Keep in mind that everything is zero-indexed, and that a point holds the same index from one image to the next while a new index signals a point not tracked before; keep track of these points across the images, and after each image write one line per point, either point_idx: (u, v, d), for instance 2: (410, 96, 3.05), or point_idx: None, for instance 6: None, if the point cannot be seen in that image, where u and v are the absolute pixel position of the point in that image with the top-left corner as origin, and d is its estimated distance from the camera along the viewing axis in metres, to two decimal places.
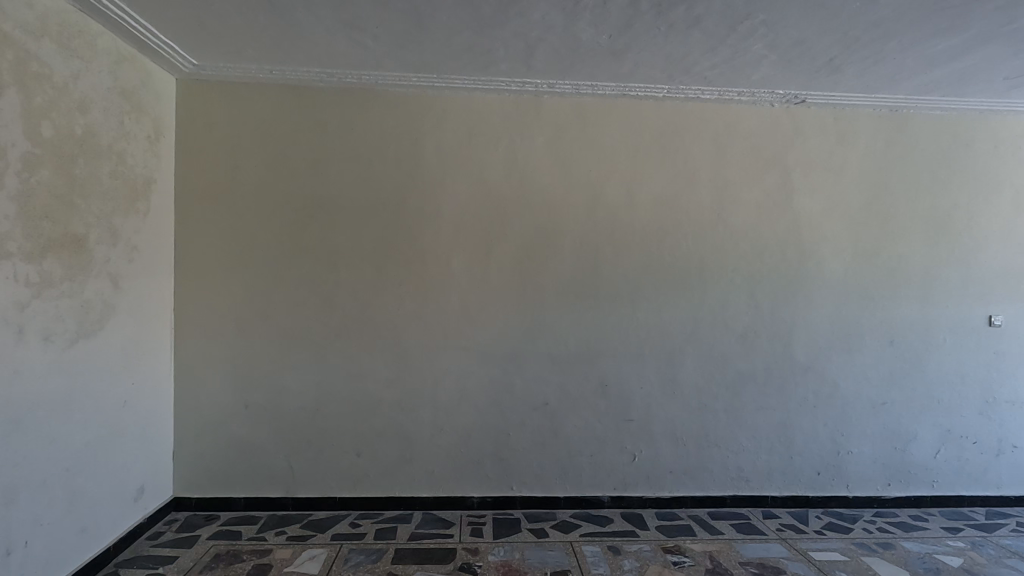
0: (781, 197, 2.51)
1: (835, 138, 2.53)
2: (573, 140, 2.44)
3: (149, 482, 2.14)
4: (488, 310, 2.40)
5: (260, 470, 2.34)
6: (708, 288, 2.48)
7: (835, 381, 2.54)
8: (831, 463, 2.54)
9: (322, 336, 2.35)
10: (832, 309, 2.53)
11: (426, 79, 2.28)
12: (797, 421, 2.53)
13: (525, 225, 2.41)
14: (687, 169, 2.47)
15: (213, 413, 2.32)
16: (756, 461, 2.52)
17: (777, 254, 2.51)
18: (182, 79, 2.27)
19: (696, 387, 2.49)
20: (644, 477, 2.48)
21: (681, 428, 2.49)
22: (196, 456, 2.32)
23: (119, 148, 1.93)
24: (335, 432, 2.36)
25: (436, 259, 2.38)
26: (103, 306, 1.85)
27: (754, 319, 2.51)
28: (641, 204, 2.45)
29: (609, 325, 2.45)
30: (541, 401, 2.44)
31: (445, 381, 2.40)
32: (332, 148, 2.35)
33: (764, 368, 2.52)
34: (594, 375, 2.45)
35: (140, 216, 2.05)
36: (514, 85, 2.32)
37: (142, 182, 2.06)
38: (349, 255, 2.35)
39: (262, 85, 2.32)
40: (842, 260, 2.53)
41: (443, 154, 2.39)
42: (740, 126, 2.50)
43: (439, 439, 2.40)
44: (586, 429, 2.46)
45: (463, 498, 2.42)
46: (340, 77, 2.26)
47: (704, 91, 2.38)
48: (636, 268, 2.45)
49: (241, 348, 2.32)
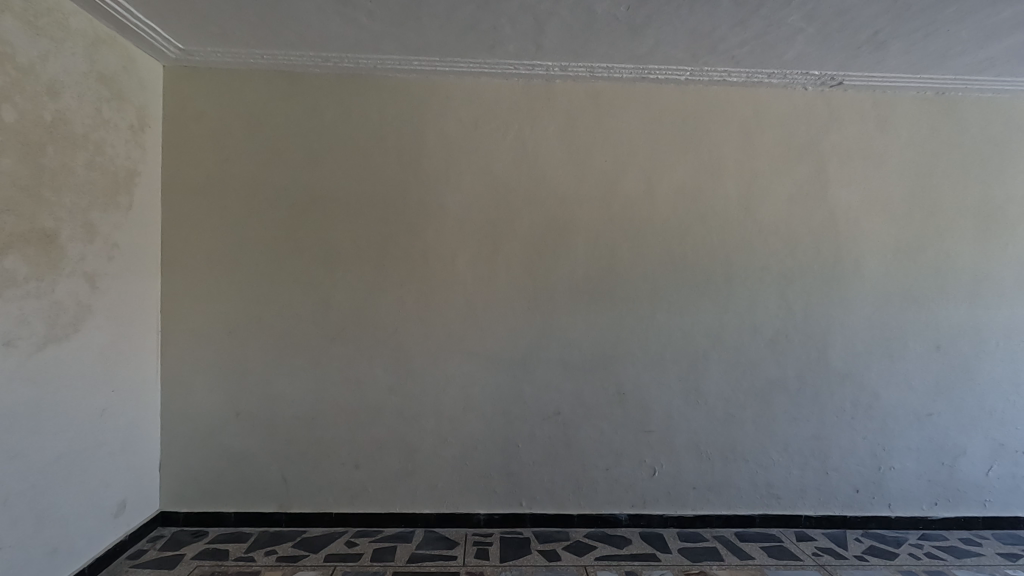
0: (815, 189, 2.30)
1: (875, 124, 2.31)
2: (587, 128, 2.25)
3: (133, 496, 2.00)
4: (496, 312, 2.23)
5: (252, 483, 2.19)
6: (735, 288, 2.28)
7: (875, 390, 2.32)
8: (871, 480, 2.32)
9: (318, 340, 2.20)
10: (871, 312, 2.31)
11: (428, 62, 2.11)
12: (833, 433, 2.31)
13: (536, 221, 2.23)
14: (712, 159, 2.28)
15: (202, 423, 2.17)
16: (788, 477, 2.31)
17: (811, 250, 2.30)
18: (169, 66, 2.14)
19: (722, 395, 2.29)
20: (665, 493, 2.29)
21: (706, 440, 2.29)
22: (184, 468, 2.18)
23: (98, 138, 1.79)
24: (330, 442, 2.21)
25: (440, 256, 2.21)
26: (78, 307, 1.72)
27: (785, 321, 2.30)
28: (662, 197, 2.26)
29: (627, 328, 2.26)
30: (553, 410, 2.25)
31: (449, 389, 2.23)
32: (328, 138, 2.19)
33: (797, 376, 2.30)
34: (611, 382, 2.26)
35: (122, 211, 1.92)
36: (523, 68, 2.14)
37: (124, 175, 1.93)
38: (346, 254, 2.19)
39: (255, 72, 2.17)
40: (883, 257, 2.31)
41: (446, 144, 2.22)
42: (769, 112, 2.29)
43: (443, 451, 2.24)
44: (602, 441, 2.27)
45: (469, 515, 2.24)
46: (337, 61, 2.10)
47: (731, 72, 2.18)
48: (656, 266, 2.26)
49: (232, 352, 2.18)
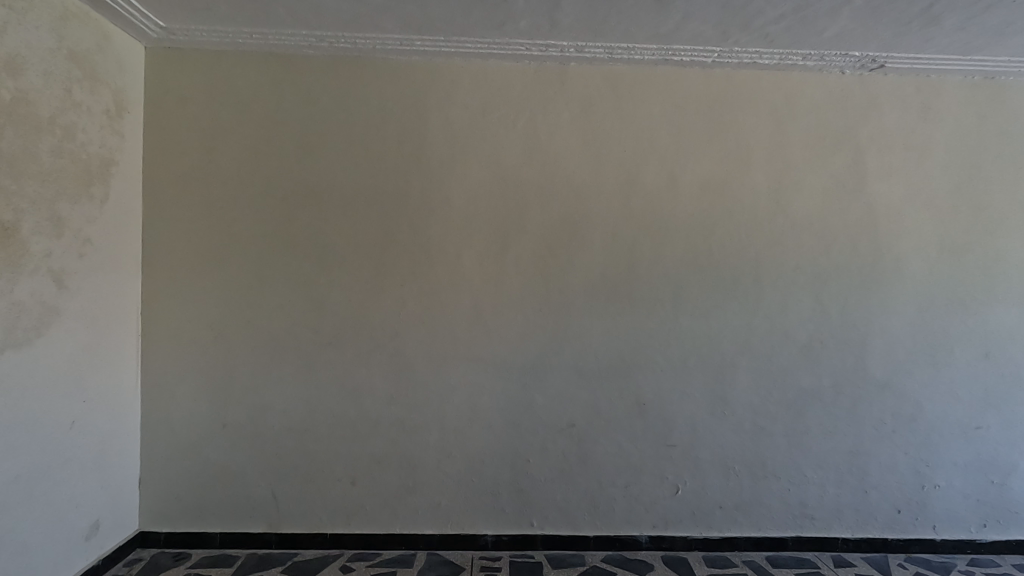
0: (852, 182, 2.11)
1: (918, 111, 2.12)
2: (604, 115, 2.07)
3: (108, 515, 1.83)
4: (506, 315, 2.05)
5: (240, 501, 2.02)
6: (765, 289, 2.09)
7: (918, 401, 2.12)
8: (913, 499, 2.13)
9: (311, 345, 2.02)
10: (914, 317, 2.12)
11: (432, 42, 1.93)
12: (872, 448, 2.12)
13: (549, 217, 2.05)
14: (740, 149, 2.09)
15: (185, 435, 2.00)
16: (823, 496, 2.12)
17: (848, 249, 2.11)
18: (152, 47, 1.97)
19: (751, 407, 2.10)
20: (688, 513, 2.10)
21: (733, 455, 2.10)
22: (166, 484, 2.00)
23: (68, 122, 1.63)
24: (325, 456, 2.03)
25: (445, 254, 2.04)
26: (42, 310, 1.55)
27: (819, 325, 2.11)
28: (685, 190, 2.08)
29: (647, 333, 2.07)
30: (566, 422, 2.07)
31: (454, 399, 2.05)
32: (324, 125, 2.02)
33: (832, 385, 2.11)
34: (629, 392, 2.08)
35: (96, 204, 1.75)
36: (536, 48, 1.97)
37: (99, 164, 1.76)
38: (343, 251, 2.02)
39: (244, 54, 2.00)
40: (926, 256, 2.12)
41: (452, 132, 2.04)
42: (802, 98, 2.10)
43: (447, 466, 2.06)
44: (620, 455, 2.08)
45: (476, 536, 2.06)
46: (332, 41, 1.93)
47: (763, 54, 1.99)
48: (679, 265, 2.07)
49: (218, 359, 2.00)
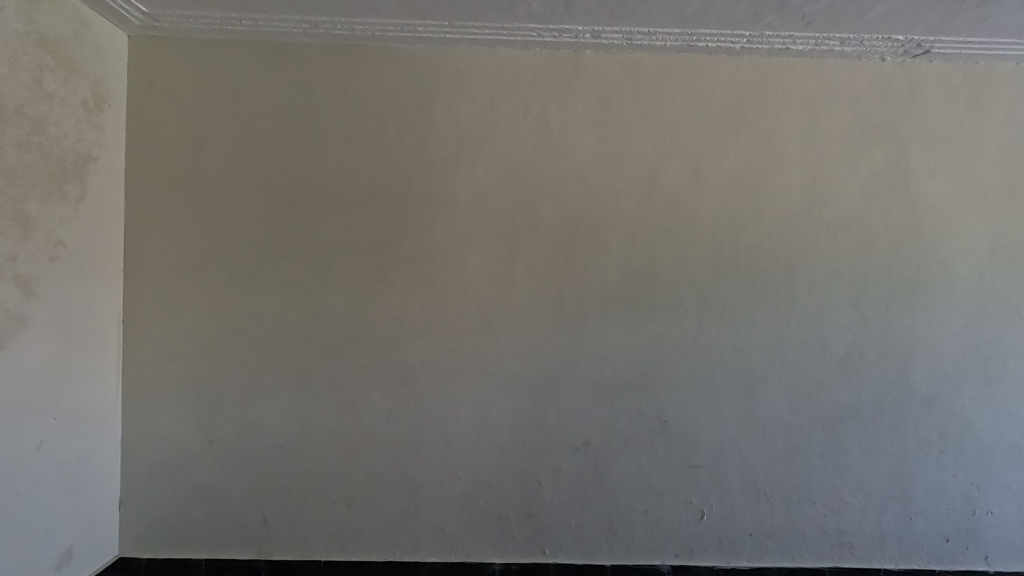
0: (894, 179, 1.93)
1: (965, 101, 1.94)
2: (622, 106, 1.91)
3: (82, 540, 1.69)
4: (515, 324, 1.89)
5: (227, 525, 1.87)
6: (798, 296, 1.91)
7: (968, 419, 1.93)
8: (963, 527, 1.94)
9: (305, 356, 1.87)
10: (963, 326, 1.93)
11: (436, 28, 1.78)
12: (918, 470, 1.93)
13: (563, 218, 1.89)
14: (771, 143, 1.92)
15: (169, 453, 1.85)
16: (863, 522, 1.93)
17: (890, 251, 1.92)
18: (136, 36, 1.83)
19: (783, 424, 1.92)
20: (715, 540, 1.92)
21: (764, 477, 1.92)
22: (148, 506, 1.86)
23: (39, 114, 1.49)
24: (319, 476, 1.88)
25: (449, 258, 1.88)
26: (7, 318, 1.41)
27: (859, 335, 1.92)
28: (711, 188, 1.91)
29: (669, 343, 1.90)
30: (581, 440, 1.90)
31: (459, 415, 1.89)
32: (319, 119, 1.87)
33: (873, 400, 1.93)
34: (650, 407, 1.90)
35: (71, 203, 1.61)
36: (548, 34, 1.81)
37: (75, 161, 1.63)
38: (340, 255, 1.87)
39: (235, 42, 1.86)
40: (976, 260, 1.93)
41: (457, 125, 1.89)
42: (839, 87, 1.93)
43: (452, 488, 1.89)
44: (639, 477, 1.91)
45: (483, 564, 1.90)
46: (328, 27, 1.79)
47: (797, 39, 1.82)
48: (704, 269, 1.90)
49: (204, 370, 1.86)
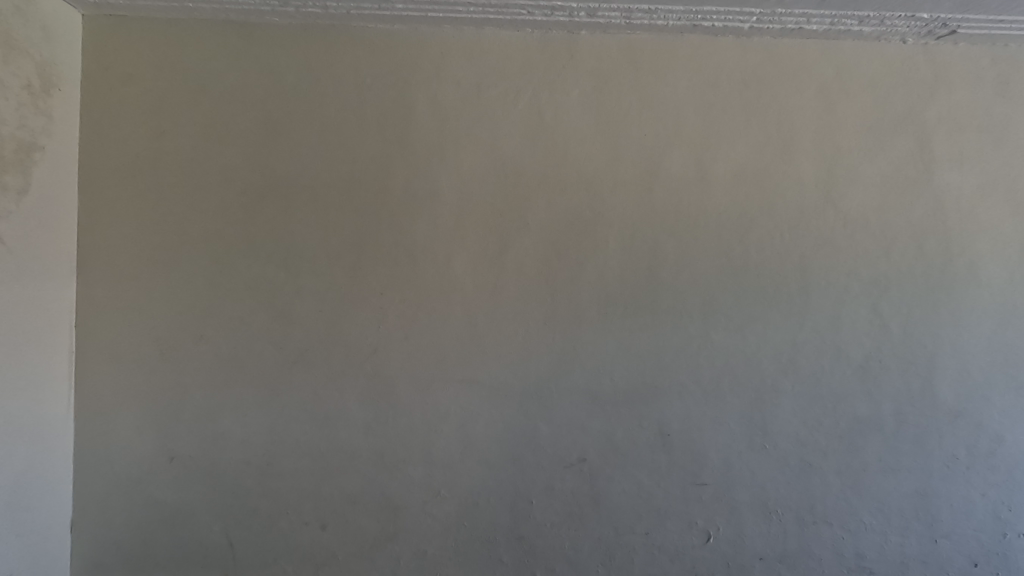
0: (916, 171, 1.77)
1: (994, 86, 1.78)
2: (620, 91, 1.76)
3: (24, 567, 1.54)
4: (504, 329, 1.73)
5: (190, 547, 1.71)
6: (812, 298, 1.76)
7: (998, 432, 1.77)
8: (992, 551, 1.78)
9: (274, 364, 1.71)
10: (991, 332, 1.77)
11: (416, 5, 1.63)
12: (943, 489, 1.77)
13: (556, 213, 1.74)
14: (783, 131, 1.77)
15: (126, 470, 1.70)
16: (884, 546, 1.77)
17: (911, 249, 1.77)
18: (91, 16, 1.69)
19: (796, 438, 1.76)
20: (721, 564, 1.76)
21: (775, 496, 1.76)
22: (104, 528, 1.70)
23: None
24: (290, 495, 1.72)
25: (431, 256, 1.72)
26: None
27: (878, 340, 1.76)
28: (717, 180, 1.75)
29: (672, 349, 1.75)
30: (576, 456, 1.74)
31: (442, 428, 1.73)
32: (290, 104, 1.72)
33: (894, 411, 1.77)
34: (651, 420, 1.75)
35: (10, 196, 1.46)
36: (539, 12, 1.66)
37: (16, 150, 1.48)
38: (313, 252, 1.72)
39: (200, 23, 1.71)
40: (1005, 259, 1.77)
41: (441, 112, 1.74)
42: (857, 72, 1.78)
43: (434, 508, 1.74)
44: (639, 496, 1.75)
45: None
46: (299, 5, 1.64)
47: (810, 17, 1.67)
48: (709, 269, 1.75)
49: (164, 380, 1.70)
